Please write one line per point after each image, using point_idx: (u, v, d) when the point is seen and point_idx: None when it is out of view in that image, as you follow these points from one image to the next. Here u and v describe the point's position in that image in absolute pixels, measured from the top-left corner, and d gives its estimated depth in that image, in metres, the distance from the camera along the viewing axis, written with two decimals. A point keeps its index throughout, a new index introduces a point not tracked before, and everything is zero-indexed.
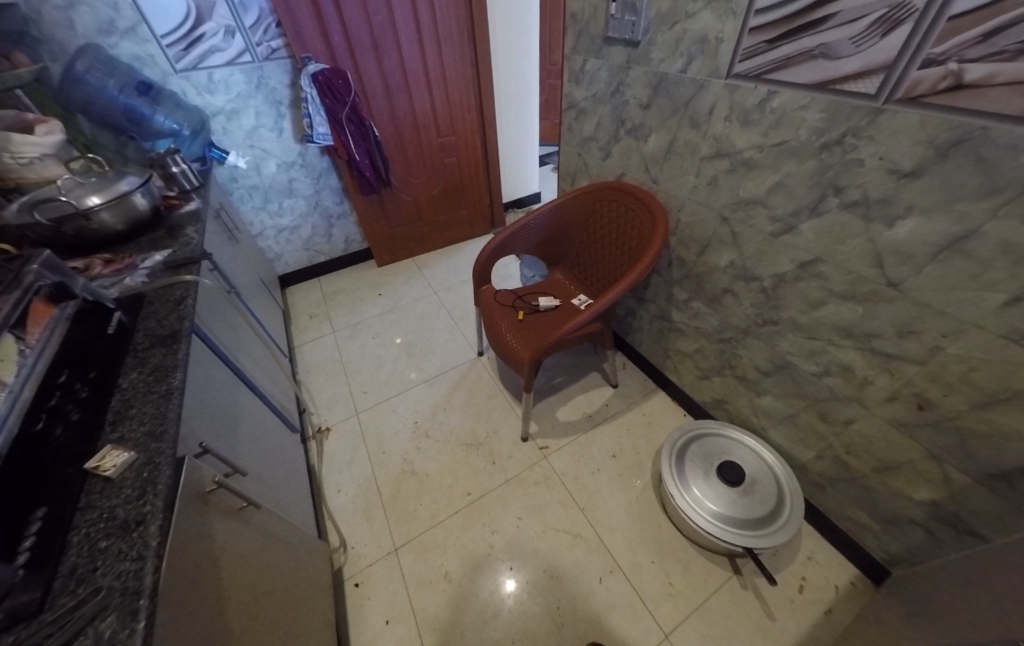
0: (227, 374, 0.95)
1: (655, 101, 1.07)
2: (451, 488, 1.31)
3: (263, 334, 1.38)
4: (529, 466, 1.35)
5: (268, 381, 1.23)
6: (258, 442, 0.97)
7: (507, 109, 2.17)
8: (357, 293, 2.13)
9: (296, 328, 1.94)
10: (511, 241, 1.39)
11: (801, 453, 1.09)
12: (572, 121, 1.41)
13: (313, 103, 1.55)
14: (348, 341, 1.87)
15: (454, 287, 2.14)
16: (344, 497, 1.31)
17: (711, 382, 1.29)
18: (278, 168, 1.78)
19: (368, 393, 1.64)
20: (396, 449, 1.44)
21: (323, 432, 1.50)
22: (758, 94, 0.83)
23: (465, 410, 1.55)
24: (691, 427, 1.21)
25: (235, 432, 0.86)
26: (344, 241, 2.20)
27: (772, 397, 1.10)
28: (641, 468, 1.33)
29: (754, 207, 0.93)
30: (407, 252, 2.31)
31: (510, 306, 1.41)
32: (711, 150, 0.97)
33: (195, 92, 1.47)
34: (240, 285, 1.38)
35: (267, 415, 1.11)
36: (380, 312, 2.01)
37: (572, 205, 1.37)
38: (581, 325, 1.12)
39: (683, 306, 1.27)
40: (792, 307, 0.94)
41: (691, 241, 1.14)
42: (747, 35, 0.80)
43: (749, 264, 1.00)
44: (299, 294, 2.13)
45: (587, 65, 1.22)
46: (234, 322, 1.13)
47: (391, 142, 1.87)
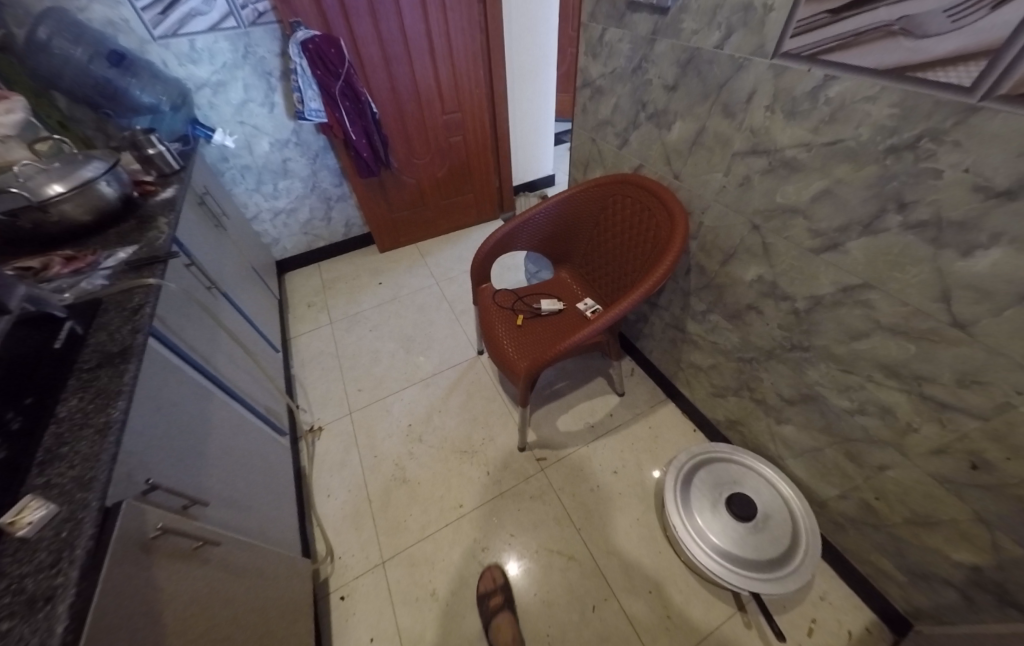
0: (195, 386, 0.89)
1: (683, 82, 0.91)
2: (442, 499, 1.27)
3: (247, 331, 1.31)
4: (525, 479, 1.29)
5: (249, 383, 1.17)
6: (229, 459, 0.91)
7: (520, 81, 1.98)
8: (357, 281, 2.04)
9: (293, 317, 1.88)
10: (513, 236, 1.28)
11: (823, 488, 0.98)
12: (587, 101, 1.25)
13: (303, 76, 1.41)
14: (345, 333, 1.80)
15: (457, 277, 2.03)
16: (333, 503, 1.28)
17: (726, 401, 1.19)
18: (270, 147, 1.67)
19: (363, 391, 1.59)
20: (387, 453, 1.39)
21: (315, 431, 1.46)
22: (811, 80, 0.67)
23: (461, 413, 1.49)
24: (700, 450, 1.12)
25: (197, 454, 0.79)
26: (344, 225, 2.09)
27: (794, 427, 0.99)
28: (643, 487, 1.25)
29: (791, 217, 0.79)
30: (410, 237, 2.19)
31: (508, 308, 1.31)
32: (746, 145, 0.82)
33: (176, 62, 1.35)
34: (223, 278, 1.30)
35: (242, 423, 1.06)
36: (379, 303, 1.93)
37: (582, 199, 1.23)
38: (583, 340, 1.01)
39: (700, 317, 1.15)
40: (827, 334, 0.82)
41: (713, 249, 1.01)
42: (805, 4, 0.64)
43: (781, 282, 0.87)
44: (298, 280, 2.05)
45: (607, 35, 1.06)
46: (209, 323, 1.06)
47: (391, 119, 1.72)
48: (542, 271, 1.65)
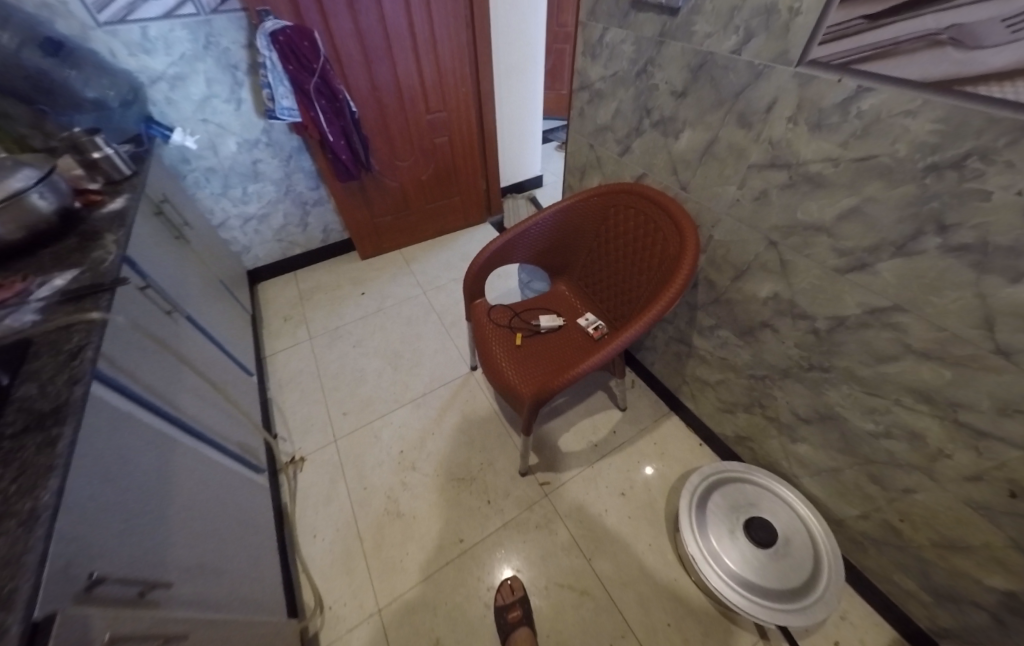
0: (151, 434, 0.76)
1: (693, 88, 0.86)
2: (441, 533, 1.18)
3: (214, 358, 1.17)
4: (528, 506, 1.22)
5: (216, 421, 1.03)
6: (193, 518, 0.79)
7: (507, 80, 1.89)
8: (337, 291, 1.87)
9: (268, 332, 1.70)
10: (509, 251, 1.22)
11: (841, 508, 0.96)
12: (584, 105, 1.18)
13: (273, 71, 1.28)
14: (326, 351, 1.66)
15: (445, 286, 1.90)
16: (321, 544, 1.17)
17: (734, 417, 1.15)
18: (238, 148, 1.50)
19: (348, 416, 1.47)
20: (379, 484, 1.29)
21: (297, 463, 1.34)
22: (842, 91, 0.63)
23: (456, 436, 1.40)
24: (712, 471, 1.08)
25: (146, 524, 0.67)
26: (322, 231, 1.91)
27: (811, 446, 0.96)
28: (653, 509, 1.20)
29: (813, 235, 0.75)
30: (391, 243, 2.03)
31: (506, 326, 1.23)
32: (763, 158, 0.78)
33: (125, 52, 1.18)
34: (186, 298, 1.15)
35: (210, 468, 0.94)
36: (362, 315, 1.78)
37: (581, 209, 1.18)
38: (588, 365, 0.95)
39: (708, 332, 1.11)
40: (851, 355, 0.78)
41: (724, 264, 0.96)
42: (836, 9, 0.59)
43: (800, 300, 0.83)
44: (271, 291, 1.86)
45: (608, 36, 0.99)
46: (168, 355, 0.93)
47: (371, 118, 1.60)
48: (537, 282, 1.59)
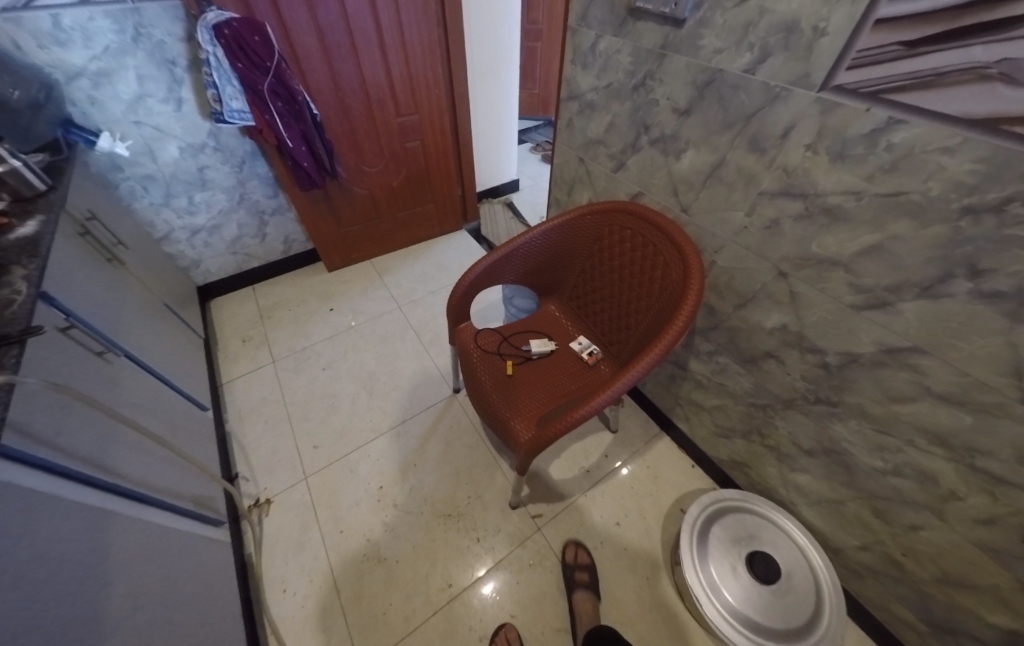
0: (75, 516, 0.62)
1: (699, 106, 0.79)
2: (428, 578, 1.07)
3: (161, 397, 1.01)
4: (521, 543, 1.14)
5: (164, 477, 0.88)
6: (130, 615, 0.66)
7: (482, 81, 1.77)
8: (303, 306, 1.71)
9: (223, 356, 1.51)
10: (497, 272, 1.14)
11: (841, 538, 0.94)
12: (573, 116, 1.10)
13: (218, 69, 1.12)
14: (292, 374, 1.49)
15: (422, 300, 1.77)
16: (292, 600, 1.03)
17: (730, 442, 1.12)
18: (180, 153, 1.31)
19: (320, 449, 1.30)
20: (356, 526, 1.15)
21: (263, 505, 1.18)
22: (870, 121, 0.57)
23: (441, 467, 1.28)
24: (711, 501, 1.04)
25: (64, 636, 0.54)
26: (283, 242, 1.73)
27: (812, 477, 0.93)
28: (649, 538, 1.15)
29: (828, 268, 0.71)
30: (362, 254, 1.89)
31: (496, 353, 1.14)
32: (777, 186, 0.73)
33: (32, 44, 1.00)
34: (124, 332, 0.99)
35: (159, 536, 0.79)
36: (331, 334, 1.62)
37: (573, 228, 1.11)
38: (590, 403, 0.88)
39: (705, 357, 1.07)
40: (863, 392, 0.75)
41: (728, 291, 0.92)
42: (869, 33, 0.53)
43: (809, 334, 0.79)
44: (227, 308, 1.66)
45: (602, 44, 0.91)
46: (100, 408, 0.79)
47: (335, 121, 1.44)
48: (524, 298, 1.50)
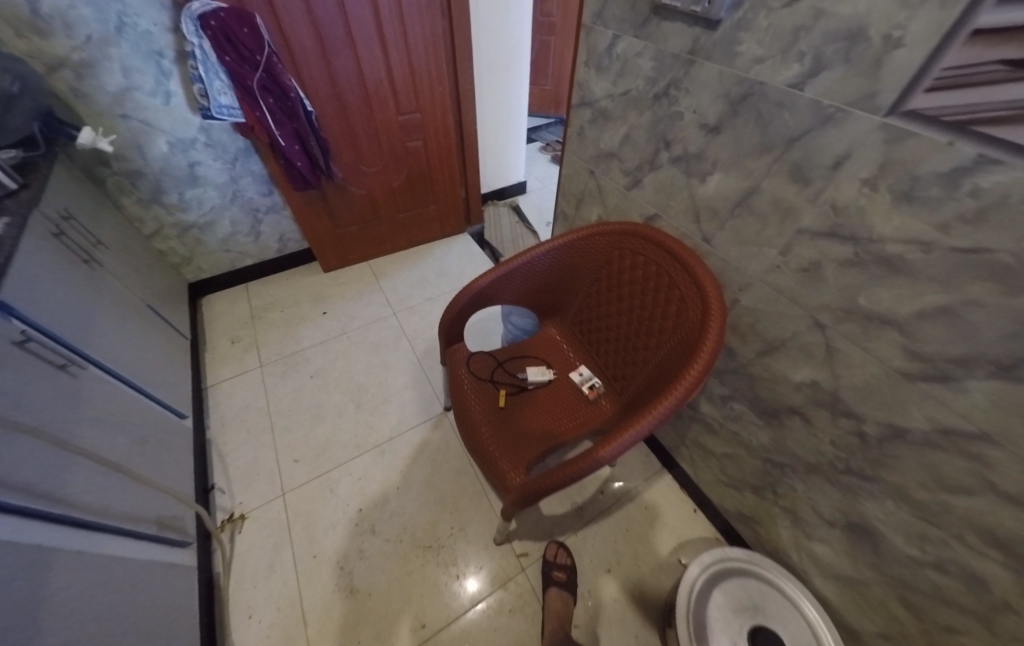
0: (6, 559, 0.54)
1: (731, 124, 0.68)
2: (401, 617, 0.99)
3: (127, 407, 0.93)
4: (504, 584, 1.05)
5: (123, 500, 0.80)
6: None
7: (489, 77, 1.66)
8: (295, 308, 1.65)
9: (211, 357, 1.46)
10: (494, 291, 1.05)
11: (859, 620, 0.82)
12: (585, 124, 0.99)
13: (204, 62, 1.06)
14: (279, 380, 1.43)
15: (418, 307, 1.69)
16: (257, 628, 0.96)
17: (739, 495, 1.01)
18: (169, 148, 1.26)
19: (300, 464, 1.23)
20: (331, 551, 1.08)
21: (237, 521, 1.11)
22: (950, 159, 0.45)
23: (425, 492, 1.20)
24: (714, 560, 0.93)
25: None
26: (277, 240, 1.68)
27: (831, 550, 0.82)
28: (643, 589, 1.04)
29: (878, 327, 0.59)
30: (359, 255, 1.81)
31: (487, 380, 1.05)
32: (820, 224, 0.61)
33: (11, 33, 0.95)
34: (95, 340, 0.92)
35: (111, 571, 0.71)
36: (322, 340, 1.55)
37: (580, 250, 1.01)
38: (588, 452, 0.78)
39: (718, 401, 0.96)
40: (906, 471, 0.63)
41: (751, 334, 0.80)
42: (961, 47, 0.41)
43: (845, 396, 0.67)
44: (218, 306, 1.62)
45: (620, 45, 0.80)
46: (51, 430, 0.71)
47: (331, 118, 1.36)
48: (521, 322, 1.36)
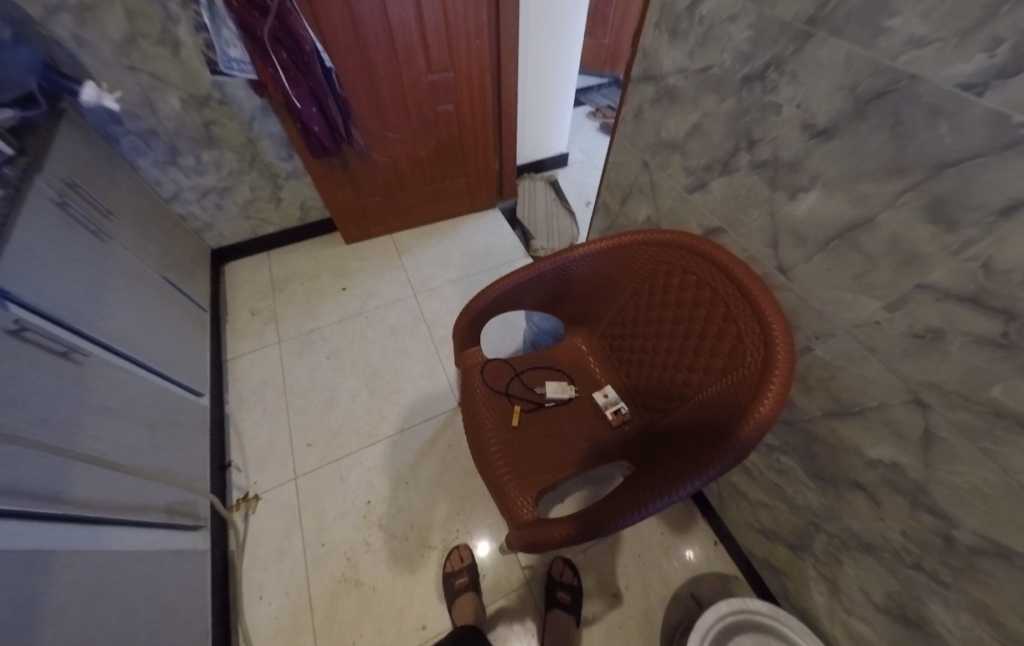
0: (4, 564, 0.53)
1: (848, 127, 0.50)
2: (402, 615, 0.99)
3: (136, 392, 0.92)
4: (506, 595, 1.03)
5: (130, 492, 0.81)
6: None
7: (539, 28, 1.42)
8: (316, 282, 1.62)
9: (232, 330, 1.49)
10: (517, 297, 0.94)
11: None
12: (645, 104, 0.82)
13: (209, 8, 0.93)
14: (296, 359, 1.42)
15: (440, 289, 1.60)
16: (267, 608, 1.00)
17: (769, 543, 0.92)
18: (183, 106, 1.22)
19: (313, 448, 1.24)
20: (338, 540, 1.09)
21: (251, 501, 1.14)
22: None
23: (433, 487, 1.19)
24: (732, 611, 0.86)
25: None
26: (299, 206, 1.64)
27: (875, 633, 0.72)
28: (650, 620, 1.00)
29: (1011, 428, 0.45)
30: (382, 227, 1.72)
31: (502, 393, 0.98)
32: (958, 284, 0.45)
33: None
34: (106, 324, 0.90)
35: (118, 567, 0.71)
36: (340, 319, 1.52)
37: (620, 258, 0.88)
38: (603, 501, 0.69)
39: (763, 447, 0.84)
40: (1000, 593, 0.51)
41: (821, 390, 0.66)
42: None
43: (936, 492, 0.54)
44: (240, 275, 1.64)
45: (705, 4, 0.62)
46: (44, 439, 0.67)
47: (354, 76, 1.21)
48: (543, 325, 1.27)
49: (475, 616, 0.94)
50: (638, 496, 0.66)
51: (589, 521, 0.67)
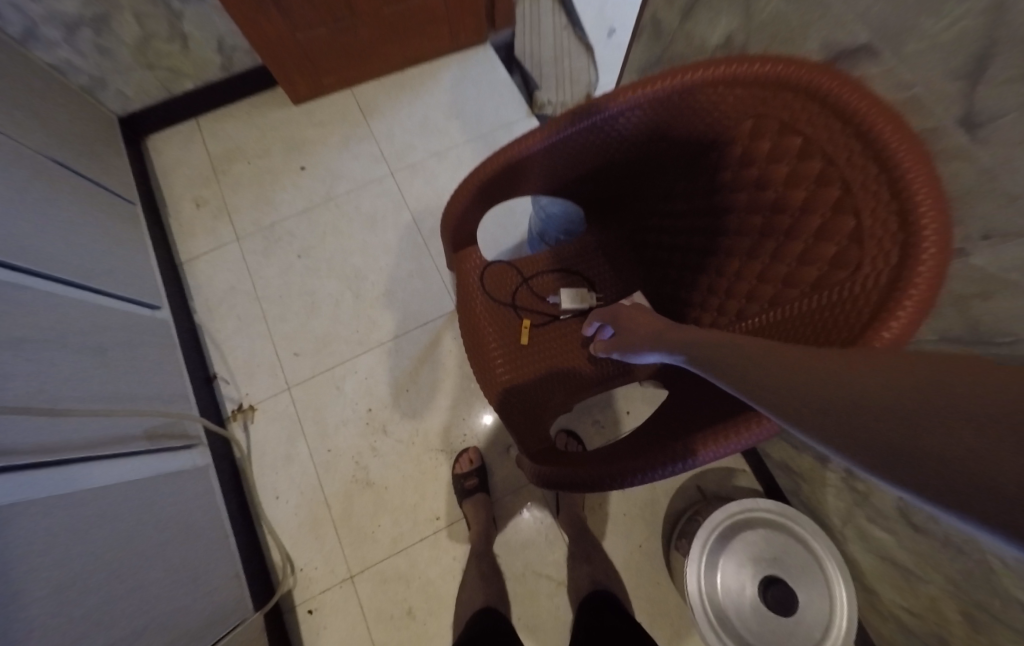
0: None
1: None
2: (416, 509, 1.03)
3: (67, 315, 0.76)
4: (517, 491, 1.06)
5: (96, 427, 0.72)
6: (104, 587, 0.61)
7: None
8: (266, 159, 1.29)
9: (178, 225, 1.25)
10: (524, 175, 0.68)
11: (888, 591, 0.78)
12: None
13: None
14: (262, 259, 1.21)
15: (422, 165, 1.28)
16: (285, 507, 1.03)
17: (795, 451, 0.87)
18: None
19: (301, 358, 1.13)
20: (344, 447, 1.07)
21: (248, 411, 1.09)
22: None
23: (436, 393, 1.12)
24: (742, 510, 0.88)
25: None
26: (216, 45, 1.19)
27: (896, 542, 0.71)
28: (656, 507, 1.04)
29: None
30: (337, 77, 1.29)
31: (507, 304, 0.81)
32: None
33: None
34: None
35: (100, 504, 0.66)
36: (304, 207, 1.25)
37: (676, 110, 0.59)
38: (626, 446, 0.58)
39: None
40: None
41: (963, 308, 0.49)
42: None
43: None
44: (169, 153, 1.31)
45: None
46: None
47: None
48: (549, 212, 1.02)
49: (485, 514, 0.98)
50: (688, 439, 0.51)
51: (624, 467, 0.53)
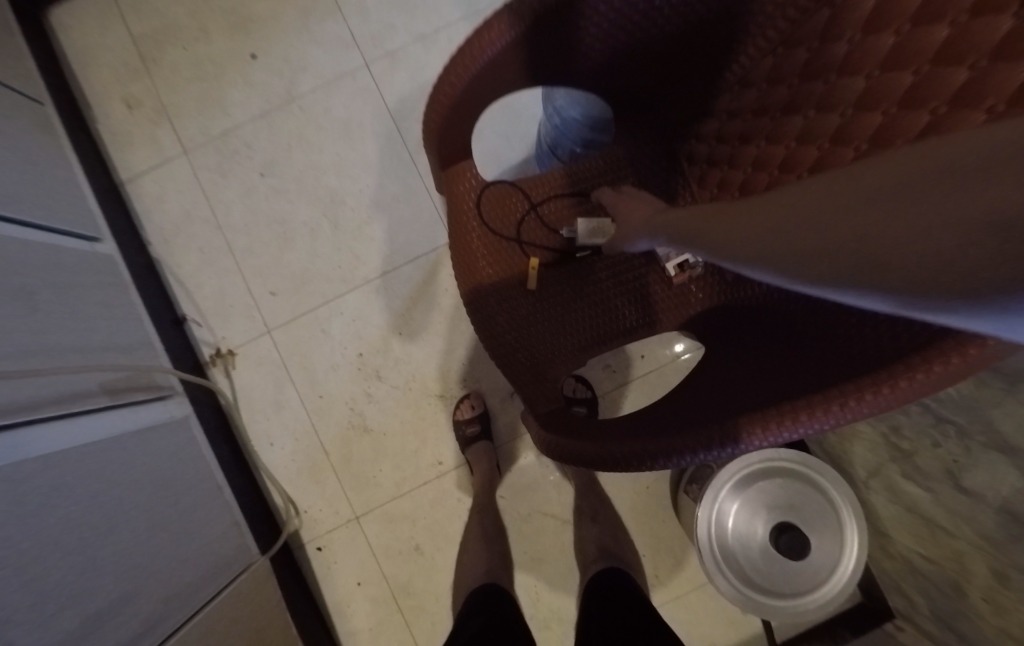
0: None
1: None
2: (418, 455, 1.00)
3: None
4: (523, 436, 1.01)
5: (42, 384, 0.62)
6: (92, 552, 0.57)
7: None
8: (205, 44, 1.01)
9: (110, 136, 1.02)
10: (532, 50, 0.50)
11: (904, 538, 0.76)
12: None
13: None
14: (218, 179, 1.01)
15: (404, 52, 1.01)
16: (281, 453, 0.99)
17: None
18: None
19: (279, 298, 1.00)
20: (336, 393, 1.00)
21: (227, 356, 1.00)
22: None
23: (433, 337, 1.01)
24: (762, 459, 0.83)
25: None
26: None
27: (932, 499, 0.66)
28: None
29: None
30: None
31: (510, 238, 0.66)
32: None
33: None
34: None
35: (66, 468, 0.59)
36: (261, 111, 1.01)
37: None
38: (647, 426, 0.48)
39: None
40: None
41: None
42: None
43: None
44: (80, 36, 1.02)
45: None
46: None
47: None
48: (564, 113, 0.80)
49: (488, 461, 0.94)
50: (728, 419, 0.40)
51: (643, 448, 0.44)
